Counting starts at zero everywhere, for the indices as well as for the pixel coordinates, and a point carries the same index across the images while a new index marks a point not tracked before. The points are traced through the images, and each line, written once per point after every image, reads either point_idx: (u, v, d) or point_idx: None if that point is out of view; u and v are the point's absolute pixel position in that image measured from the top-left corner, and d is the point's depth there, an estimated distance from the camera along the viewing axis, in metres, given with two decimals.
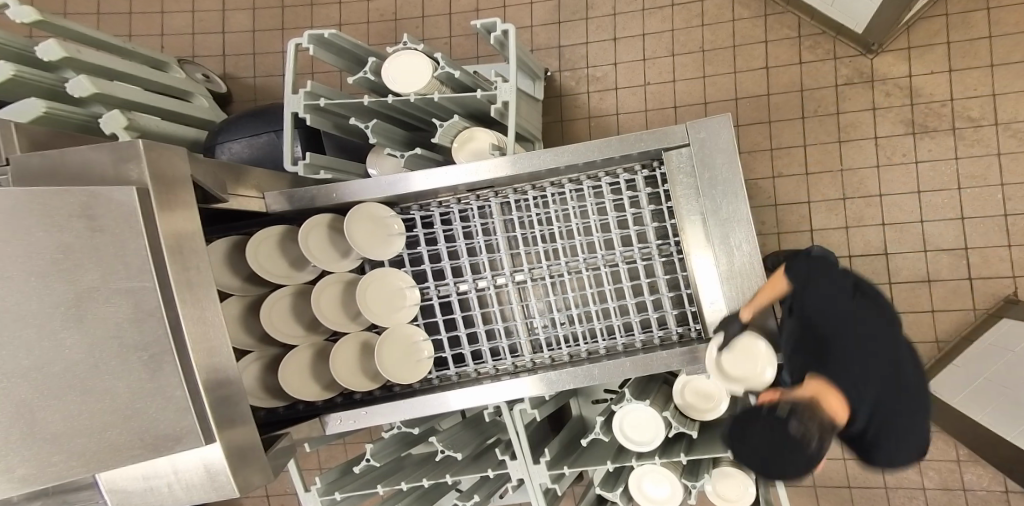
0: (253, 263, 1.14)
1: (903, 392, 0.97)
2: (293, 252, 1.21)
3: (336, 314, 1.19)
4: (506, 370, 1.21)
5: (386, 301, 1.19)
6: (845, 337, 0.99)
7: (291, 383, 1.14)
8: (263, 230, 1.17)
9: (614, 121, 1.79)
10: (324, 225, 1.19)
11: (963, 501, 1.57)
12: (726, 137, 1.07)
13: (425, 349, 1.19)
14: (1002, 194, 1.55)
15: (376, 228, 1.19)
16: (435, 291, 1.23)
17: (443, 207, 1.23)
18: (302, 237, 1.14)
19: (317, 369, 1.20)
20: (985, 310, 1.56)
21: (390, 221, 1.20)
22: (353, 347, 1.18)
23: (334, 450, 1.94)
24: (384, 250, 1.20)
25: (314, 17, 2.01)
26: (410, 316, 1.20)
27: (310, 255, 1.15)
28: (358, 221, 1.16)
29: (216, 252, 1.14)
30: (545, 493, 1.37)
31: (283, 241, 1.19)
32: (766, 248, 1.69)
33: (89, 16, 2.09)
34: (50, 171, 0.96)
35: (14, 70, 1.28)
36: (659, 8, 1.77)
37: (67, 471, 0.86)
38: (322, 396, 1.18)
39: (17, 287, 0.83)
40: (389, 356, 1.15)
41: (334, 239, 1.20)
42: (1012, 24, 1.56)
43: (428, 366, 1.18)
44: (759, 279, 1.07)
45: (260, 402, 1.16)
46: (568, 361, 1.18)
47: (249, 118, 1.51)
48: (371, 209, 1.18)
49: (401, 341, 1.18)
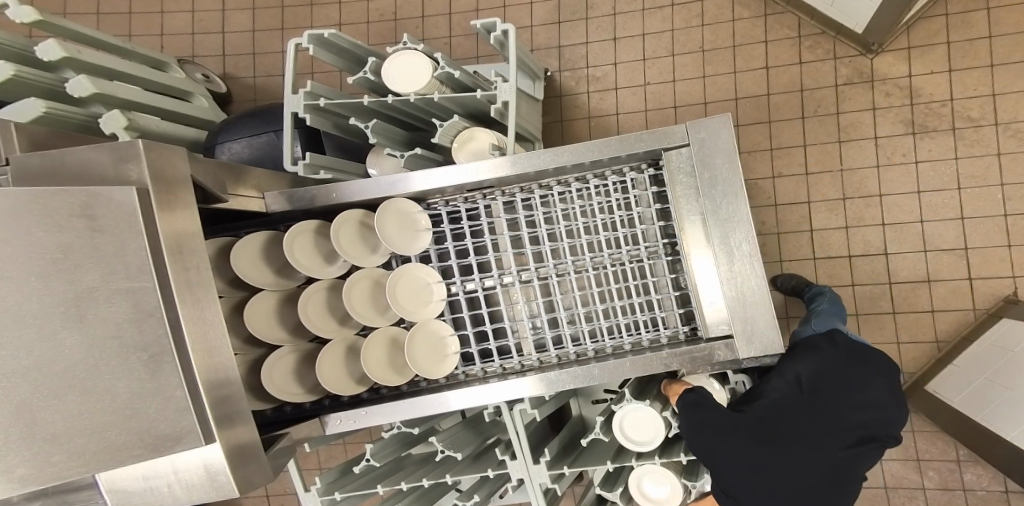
0: (289, 255, 1.13)
1: (833, 461, 1.16)
2: (326, 246, 1.20)
3: (365, 309, 1.18)
4: (531, 366, 1.19)
5: (413, 296, 1.18)
6: (762, 455, 1.15)
7: (326, 378, 1.14)
8: (296, 225, 1.16)
9: (614, 121, 1.79)
10: (355, 220, 1.18)
11: (964, 501, 1.57)
12: (726, 137, 1.07)
13: (452, 345, 1.19)
14: (1003, 194, 1.55)
15: (403, 220, 1.18)
16: (461, 286, 1.21)
17: (468, 203, 1.21)
18: (333, 231, 1.14)
19: (350, 364, 1.19)
20: (985, 310, 1.56)
21: (418, 217, 1.19)
22: (382, 342, 1.18)
23: (334, 450, 1.94)
24: (411, 245, 1.18)
25: (314, 17, 2.01)
26: (436, 312, 1.19)
27: (340, 249, 1.14)
28: (387, 215, 1.15)
29: (245, 249, 1.13)
30: (545, 493, 1.37)
31: (316, 237, 1.19)
32: (766, 248, 1.69)
33: (89, 16, 2.09)
34: (50, 171, 0.96)
35: (14, 70, 1.28)
36: (658, 8, 1.77)
37: (67, 471, 0.86)
38: (357, 391, 1.18)
39: (17, 287, 0.83)
40: (414, 352, 1.14)
41: (364, 234, 1.20)
42: (1012, 24, 1.56)
43: (453, 363, 1.18)
44: (760, 280, 1.07)
45: (296, 399, 1.16)
46: (593, 358, 1.17)
47: (250, 118, 1.51)
48: (402, 204, 1.17)
49: (428, 336, 1.18)
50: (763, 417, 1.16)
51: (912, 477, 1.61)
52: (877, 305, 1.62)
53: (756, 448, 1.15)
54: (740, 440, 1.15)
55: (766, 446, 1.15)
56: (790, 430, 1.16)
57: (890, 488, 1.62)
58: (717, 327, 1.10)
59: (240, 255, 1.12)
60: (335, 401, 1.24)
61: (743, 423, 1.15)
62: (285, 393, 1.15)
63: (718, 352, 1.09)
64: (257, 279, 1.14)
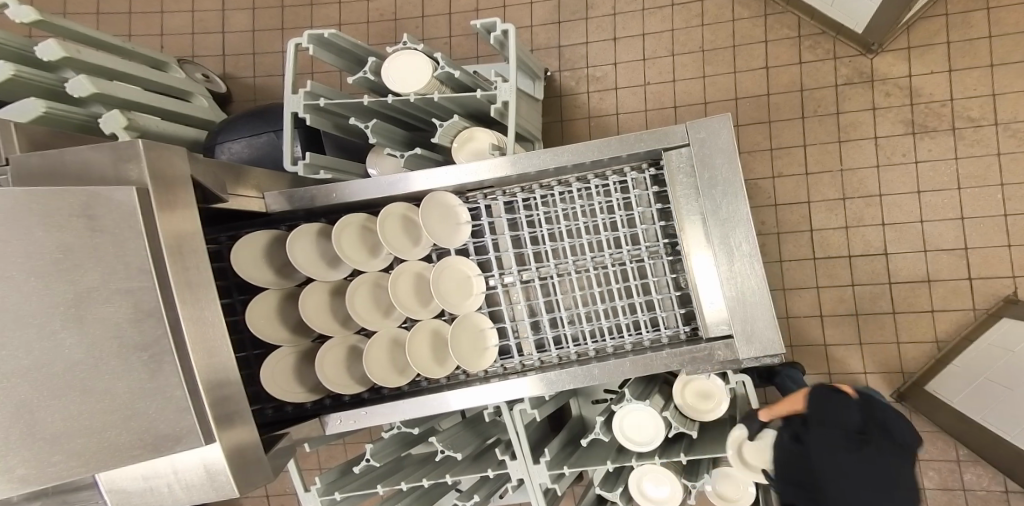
0: (337, 246, 1.13)
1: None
2: (370, 240, 1.20)
3: (409, 301, 1.17)
4: (556, 362, 1.18)
5: (454, 289, 1.17)
6: (844, 473, 1.10)
7: (373, 370, 1.13)
8: (343, 217, 1.16)
9: (614, 121, 1.79)
10: (398, 214, 1.17)
11: (963, 501, 1.57)
12: (726, 137, 1.07)
13: (492, 336, 1.19)
14: (1003, 193, 1.55)
15: (446, 213, 1.16)
16: (499, 279, 1.19)
17: (509, 196, 1.20)
18: (380, 224, 1.13)
19: (394, 356, 1.18)
20: (985, 310, 1.56)
21: (459, 210, 1.17)
22: (425, 335, 1.17)
23: (335, 450, 1.95)
24: (453, 238, 1.17)
25: (314, 17, 2.01)
26: (478, 304, 1.18)
27: (386, 241, 1.13)
28: (431, 208, 1.14)
29: (302, 250, 1.15)
30: (545, 493, 1.37)
31: (363, 231, 1.19)
32: (766, 248, 1.69)
33: (89, 16, 2.09)
34: (49, 171, 0.96)
35: (14, 70, 1.28)
36: (658, 8, 1.77)
37: (67, 471, 0.85)
38: (401, 383, 1.16)
39: (17, 287, 0.83)
40: (457, 344, 1.13)
41: (407, 227, 1.19)
42: (1012, 24, 1.56)
43: (493, 355, 1.18)
44: (759, 279, 1.06)
45: (351, 390, 1.17)
46: (625, 351, 1.16)
47: (250, 118, 1.51)
48: (445, 197, 1.15)
49: (469, 328, 1.17)
50: (868, 442, 1.11)
51: None
52: (877, 306, 1.62)
53: (847, 463, 1.10)
54: (838, 448, 1.11)
55: (856, 467, 1.10)
56: (882, 470, 1.10)
57: None
58: (717, 327, 1.10)
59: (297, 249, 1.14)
60: (375, 393, 1.23)
61: (847, 439, 1.11)
62: (336, 384, 1.15)
63: (718, 353, 1.09)
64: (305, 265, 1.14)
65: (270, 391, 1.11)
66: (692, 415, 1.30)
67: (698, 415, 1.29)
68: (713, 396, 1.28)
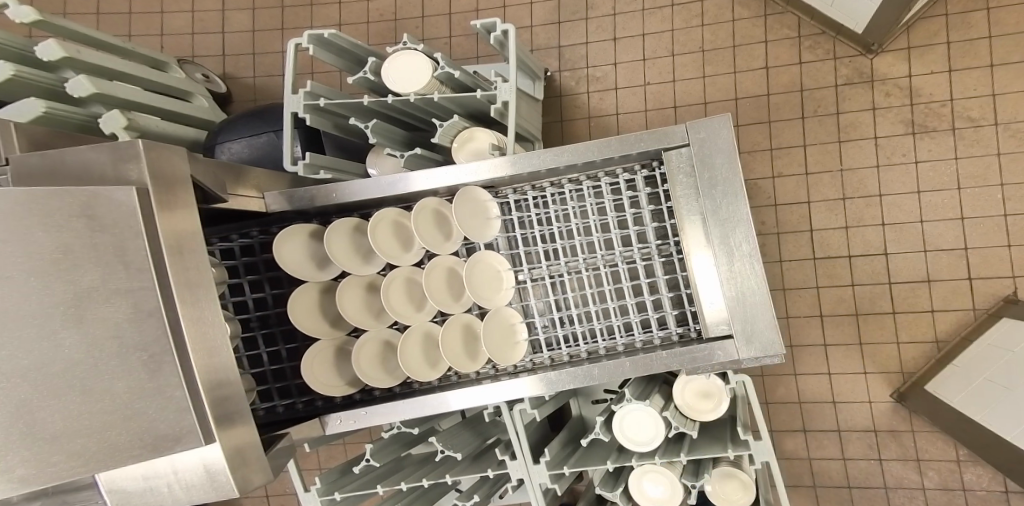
0: (373, 241, 1.13)
1: None
2: (403, 234, 1.20)
3: (442, 295, 1.16)
4: (559, 361, 1.19)
5: (485, 283, 1.17)
6: None
7: (407, 362, 1.14)
8: (378, 212, 1.16)
9: (613, 121, 1.79)
10: (430, 208, 1.17)
11: (963, 501, 1.57)
12: (725, 137, 1.06)
13: (522, 331, 1.20)
14: (1002, 193, 1.55)
15: (477, 208, 1.17)
16: (529, 273, 1.20)
17: (537, 190, 1.19)
18: (414, 219, 1.13)
19: (427, 351, 1.18)
20: (985, 310, 1.56)
21: (489, 205, 1.18)
22: (457, 329, 1.17)
23: (335, 450, 1.95)
24: (483, 232, 1.17)
25: (314, 17, 2.01)
26: (508, 298, 1.19)
27: (419, 235, 1.13)
28: (464, 203, 1.14)
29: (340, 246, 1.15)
30: (544, 494, 1.36)
31: (397, 224, 1.19)
32: (766, 248, 1.69)
33: (88, 16, 2.09)
34: (49, 171, 0.96)
35: (14, 70, 1.29)
36: (658, 8, 1.77)
37: (66, 471, 0.85)
38: (433, 376, 1.17)
39: (15, 286, 0.83)
40: (489, 340, 1.13)
41: (438, 222, 1.19)
42: (1013, 24, 1.56)
43: (524, 350, 1.18)
44: (758, 279, 1.06)
45: (385, 384, 1.17)
46: (629, 351, 1.16)
47: (250, 118, 1.51)
48: (475, 192, 1.16)
49: (499, 324, 1.17)
50: None
51: (913, 477, 1.61)
52: (877, 306, 1.62)
53: None
54: None
55: None
56: None
57: (890, 488, 1.62)
58: (717, 327, 1.10)
59: (336, 244, 1.15)
60: (406, 387, 1.24)
61: None
62: (371, 378, 1.16)
63: (718, 353, 1.09)
64: (346, 260, 1.15)
65: (312, 385, 1.13)
66: (691, 415, 1.29)
67: (694, 413, 1.29)
68: (713, 396, 1.28)
